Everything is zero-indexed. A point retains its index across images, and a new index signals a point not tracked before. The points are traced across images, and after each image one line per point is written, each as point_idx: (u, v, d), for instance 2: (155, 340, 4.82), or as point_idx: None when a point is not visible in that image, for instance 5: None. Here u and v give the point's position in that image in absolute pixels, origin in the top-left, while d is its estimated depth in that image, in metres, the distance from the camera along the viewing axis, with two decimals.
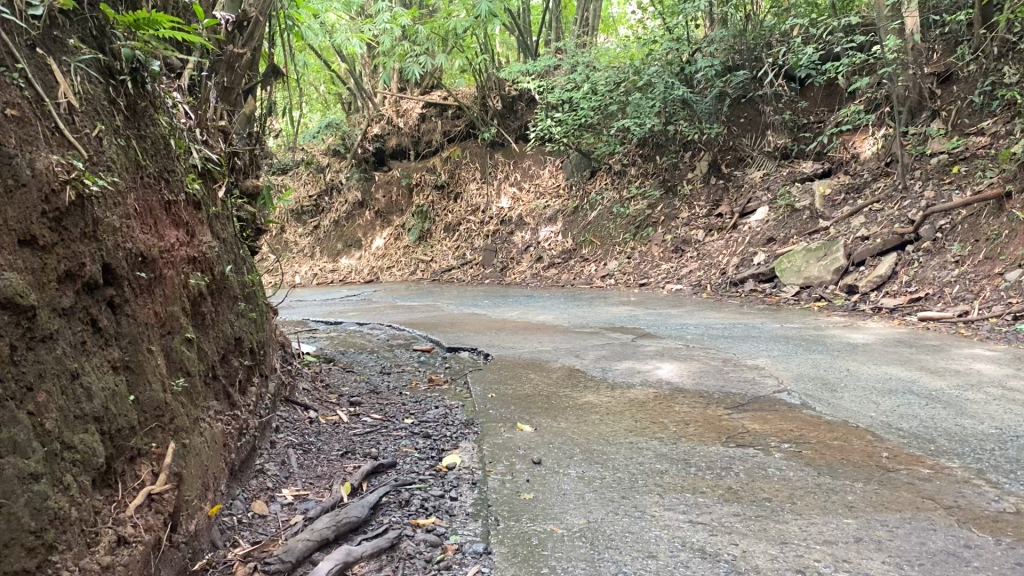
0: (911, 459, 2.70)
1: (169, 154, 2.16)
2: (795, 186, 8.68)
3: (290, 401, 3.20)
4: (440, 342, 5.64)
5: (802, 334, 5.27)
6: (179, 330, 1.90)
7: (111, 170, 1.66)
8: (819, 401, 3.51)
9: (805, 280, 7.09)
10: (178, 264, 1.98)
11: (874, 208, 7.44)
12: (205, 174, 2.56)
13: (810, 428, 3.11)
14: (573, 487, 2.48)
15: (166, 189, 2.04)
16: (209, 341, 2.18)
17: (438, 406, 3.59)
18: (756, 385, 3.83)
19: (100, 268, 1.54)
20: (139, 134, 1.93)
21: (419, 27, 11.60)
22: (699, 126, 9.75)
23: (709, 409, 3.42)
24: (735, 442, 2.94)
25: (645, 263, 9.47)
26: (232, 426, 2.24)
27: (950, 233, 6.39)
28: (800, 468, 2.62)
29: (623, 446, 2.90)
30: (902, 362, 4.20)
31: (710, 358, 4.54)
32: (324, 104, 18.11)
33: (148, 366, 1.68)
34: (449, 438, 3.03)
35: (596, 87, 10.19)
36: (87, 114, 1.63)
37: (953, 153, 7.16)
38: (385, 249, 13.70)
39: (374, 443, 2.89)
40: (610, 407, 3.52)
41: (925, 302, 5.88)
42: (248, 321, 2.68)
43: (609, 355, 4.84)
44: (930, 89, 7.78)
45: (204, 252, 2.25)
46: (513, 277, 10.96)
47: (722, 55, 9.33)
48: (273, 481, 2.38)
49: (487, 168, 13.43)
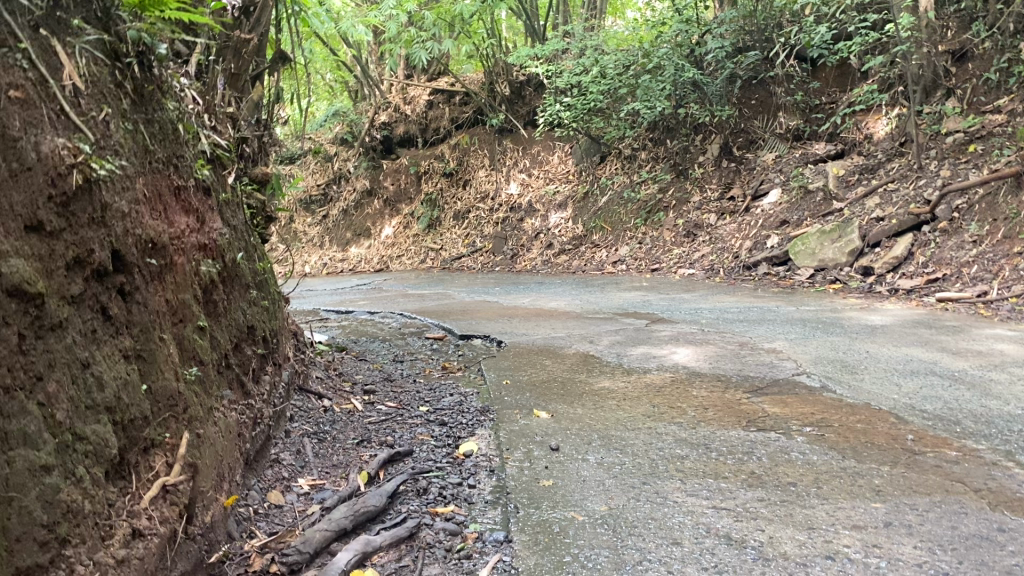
0: (937, 441, 2.65)
1: (178, 139, 2.12)
2: (808, 167, 8.60)
3: (303, 390, 3.17)
4: (452, 329, 5.61)
5: (818, 317, 5.21)
6: (191, 318, 1.86)
7: (119, 154, 1.61)
8: (840, 384, 3.45)
9: (819, 262, 7.02)
10: (189, 251, 1.95)
11: (889, 188, 7.35)
12: (213, 160, 2.52)
13: (832, 410, 3.06)
14: (592, 473, 2.44)
15: (175, 174, 1.99)
16: (221, 329, 2.14)
17: (452, 393, 3.56)
18: (775, 369, 3.78)
19: (110, 254, 1.50)
20: (147, 119, 1.89)
21: (424, 12, 11.49)
22: (709, 109, 9.67)
23: (727, 393, 3.37)
24: (756, 426, 2.90)
25: (657, 248, 9.42)
26: (246, 417, 2.21)
27: (967, 213, 6.32)
28: (824, 451, 2.58)
29: (642, 432, 2.85)
30: (923, 344, 4.14)
31: (726, 342, 4.48)
32: (331, 93, 18.04)
33: (160, 356, 1.64)
34: (465, 425, 2.99)
35: (605, 71, 10.08)
36: (94, 96, 1.58)
37: (969, 131, 7.08)
38: (394, 238, 13.66)
39: (389, 431, 2.86)
40: (627, 392, 3.47)
41: (942, 283, 5.82)
42: (261, 309, 2.64)
43: (624, 340, 4.79)
44: (944, 67, 7.68)
45: (214, 239, 2.21)
46: (523, 264, 10.92)
47: (732, 36, 9.14)
48: (289, 470, 2.35)
49: (495, 155, 13.36)
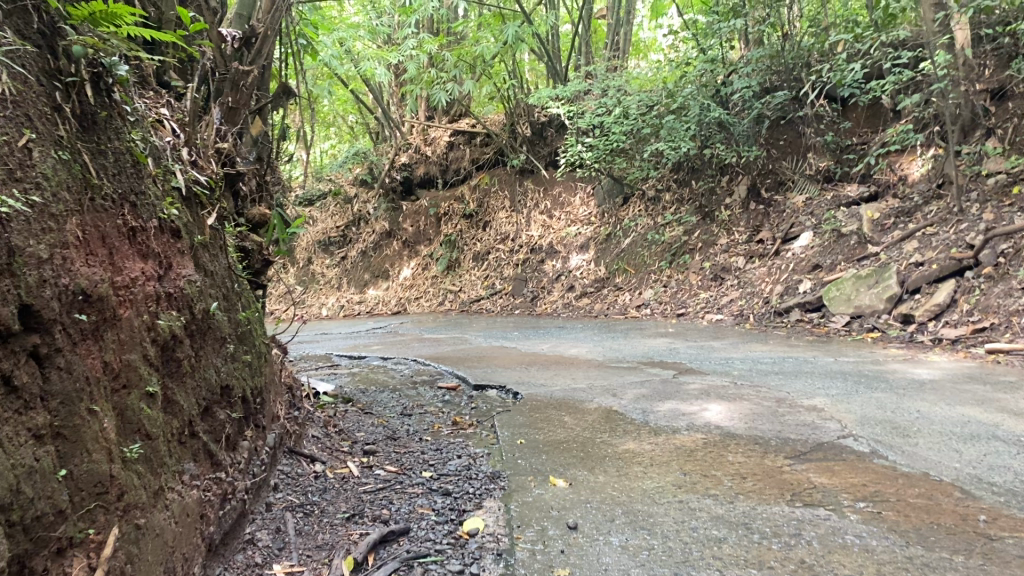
0: (1014, 523, 2.28)
1: (140, 173, 1.85)
2: (840, 210, 8.28)
3: (293, 453, 2.86)
4: (466, 378, 5.30)
5: (860, 369, 4.84)
6: (138, 383, 1.58)
7: (39, 189, 1.34)
8: (891, 449, 3.09)
9: (855, 308, 6.67)
10: (142, 303, 1.67)
11: (927, 232, 6.97)
12: (190, 199, 2.24)
13: (884, 482, 2.70)
14: (615, 561, 2.10)
15: (130, 214, 1.73)
16: (185, 392, 1.86)
17: (461, 455, 3.22)
18: (818, 431, 3.41)
19: (18, 310, 1.22)
20: (94, 151, 1.62)
21: (444, 54, 11.32)
22: (736, 150, 9.37)
23: (766, 459, 3.02)
24: (802, 501, 2.54)
25: (683, 291, 9.07)
26: (213, 494, 1.91)
27: (1014, 258, 5.93)
28: (883, 535, 2.22)
29: (673, 508, 2.51)
30: (978, 403, 3.76)
31: (762, 398, 4.12)
32: (353, 134, 18.01)
33: (88, 432, 1.36)
34: (472, 496, 2.66)
35: (627, 111, 9.76)
36: (11, 118, 1.33)
37: (1012, 172, 6.76)
38: (413, 279, 13.37)
39: (385, 503, 2.53)
40: (655, 457, 3.13)
41: (990, 333, 5.47)
42: (243, 365, 2.35)
43: (651, 393, 4.43)
44: (983, 106, 7.37)
45: (181, 288, 1.93)
46: (544, 307, 10.59)
47: (759, 76, 8.91)
48: (263, 555, 2.03)
49: (517, 196, 13.15)
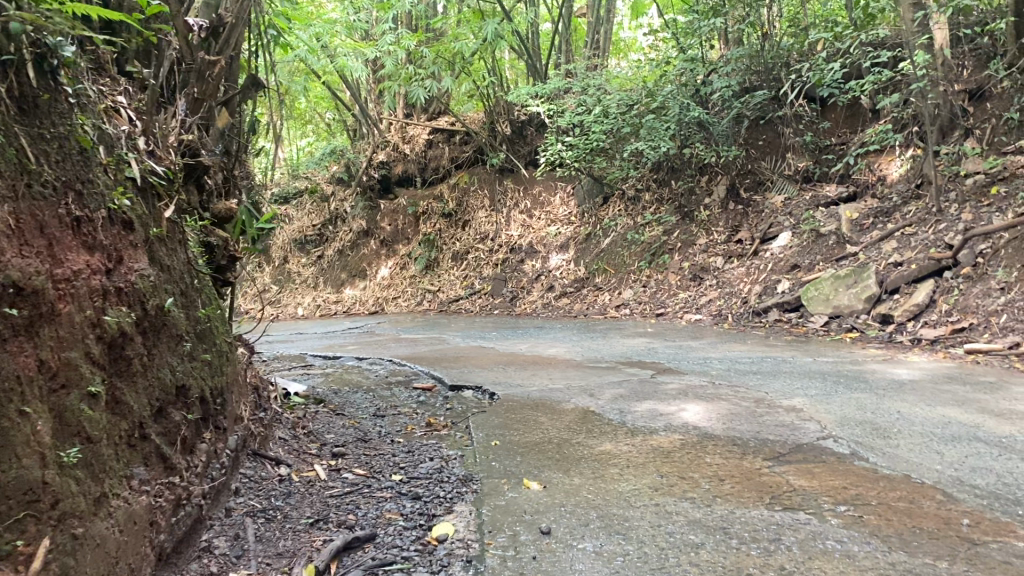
0: (997, 527, 2.23)
1: (88, 162, 1.74)
2: (819, 210, 8.27)
3: (257, 455, 2.76)
4: (441, 378, 5.20)
5: (838, 369, 4.79)
6: (79, 384, 1.48)
7: None
8: (872, 451, 3.03)
9: (833, 308, 6.62)
10: (85, 297, 1.57)
11: (906, 232, 6.96)
12: (146, 189, 2.14)
13: (863, 484, 2.65)
14: (589, 567, 2.03)
15: (74, 203, 1.63)
16: (135, 390, 1.76)
17: (433, 458, 3.13)
18: (796, 432, 3.35)
19: None
20: (33, 136, 1.53)
21: (422, 50, 11.20)
22: (715, 150, 9.34)
23: (745, 461, 2.95)
24: (781, 504, 2.47)
25: (662, 292, 9.01)
26: (165, 499, 1.81)
27: (992, 259, 5.93)
28: (865, 540, 2.16)
29: (650, 511, 2.43)
30: (959, 404, 3.72)
31: (740, 398, 4.05)
32: (330, 131, 17.83)
33: (16, 437, 1.27)
34: (443, 500, 2.57)
35: (608, 109, 9.54)
36: None
37: (990, 172, 6.77)
38: (391, 278, 13.24)
39: (352, 508, 2.44)
40: (632, 458, 3.05)
41: (969, 333, 5.45)
42: (202, 364, 2.25)
43: (628, 393, 4.36)
44: (961, 107, 7.37)
45: (133, 282, 1.83)
46: (523, 307, 10.50)
47: (739, 75, 8.89)
48: (219, 564, 1.94)
49: (496, 195, 13.08)
